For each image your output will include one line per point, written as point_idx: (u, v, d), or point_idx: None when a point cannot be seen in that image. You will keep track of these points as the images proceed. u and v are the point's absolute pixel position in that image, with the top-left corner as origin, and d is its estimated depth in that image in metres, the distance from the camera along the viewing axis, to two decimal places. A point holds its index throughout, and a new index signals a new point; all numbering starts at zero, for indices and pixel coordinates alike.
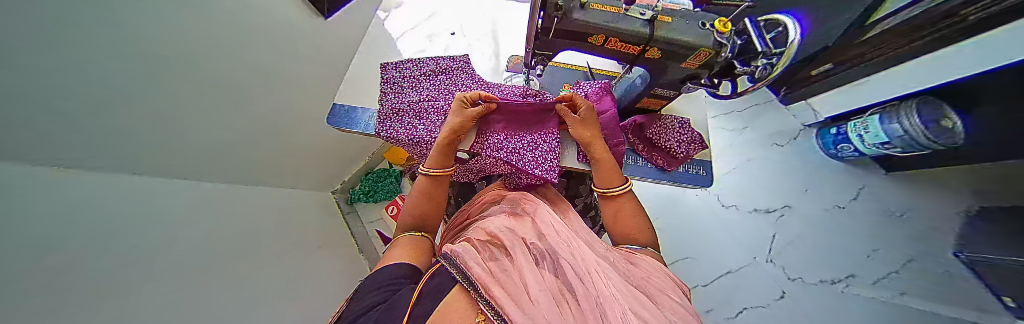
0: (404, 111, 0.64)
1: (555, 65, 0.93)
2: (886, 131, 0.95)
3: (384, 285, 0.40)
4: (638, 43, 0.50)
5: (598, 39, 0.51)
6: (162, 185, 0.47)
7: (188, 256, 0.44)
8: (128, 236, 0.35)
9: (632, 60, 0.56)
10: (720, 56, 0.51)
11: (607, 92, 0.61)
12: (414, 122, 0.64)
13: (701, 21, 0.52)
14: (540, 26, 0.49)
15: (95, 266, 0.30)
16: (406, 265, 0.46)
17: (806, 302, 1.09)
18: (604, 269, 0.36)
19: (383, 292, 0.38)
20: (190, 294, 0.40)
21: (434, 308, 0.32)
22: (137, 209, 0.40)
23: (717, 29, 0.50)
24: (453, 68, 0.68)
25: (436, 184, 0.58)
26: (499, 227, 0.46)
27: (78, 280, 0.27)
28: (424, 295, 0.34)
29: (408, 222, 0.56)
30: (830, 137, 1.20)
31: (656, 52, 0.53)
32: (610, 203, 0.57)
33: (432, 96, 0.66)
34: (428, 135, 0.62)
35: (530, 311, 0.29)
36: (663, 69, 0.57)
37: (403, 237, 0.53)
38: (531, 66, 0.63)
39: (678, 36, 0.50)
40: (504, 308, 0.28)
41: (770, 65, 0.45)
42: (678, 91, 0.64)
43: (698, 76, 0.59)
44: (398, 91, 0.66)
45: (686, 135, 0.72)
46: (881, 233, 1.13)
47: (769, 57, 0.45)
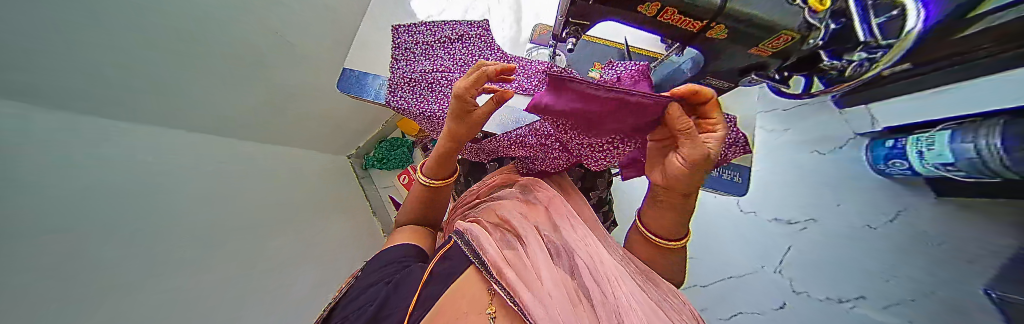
0: (416, 81, 0.60)
1: (589, 39, 0.85)
2: (954, 149, 0.79)
3: (393, 263, 0.41)
4: (702, 17, 0.43)
5: (651, 9, 0.43)
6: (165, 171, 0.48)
7: (190, 247, 0.47)
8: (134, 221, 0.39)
9: (690, 38, 0.49)
10: (807, 42, 0.44)
11: (645, 76, 0.53)
12: (425, 94, 0.60)
13: None
14: None
15: (100, 254, 0.34)
16: (413, 246, 0.46)
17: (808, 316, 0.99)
18: (621, 276, 0.35)
19: (392, 269, 0.39)
20: (184, 292, 0.42)
21: (444, 292, 0.31)
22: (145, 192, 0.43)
23: (812, 5, 0.40)
24: (470, 36, 0.62)
25: (436, 193, 0.54)
26: (514, 212, 0.45)
27: (84, 267, 0.31)
28: (434, 276, 0.33)
29: (408, 213, 0.55)
30: (883, 150, 1.03)
31: (722, 31, 0.45)
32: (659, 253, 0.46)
33: (445, 67, 0.61)
34: (439, 109, 0.59)
35: (547, 301, 0.27)
36: (720, 52, 0.51)
37: (402, 228, 0.54)
38: (563, 38, 0.57)
39: (757, 11, 0.42)
40: (519, 292, 0.27)
41: (868, 60, 0.40)
42: (735, 82, 0.62)
43: (766, 65, 0.53)
44: (410, 58, 0.61)
45: None
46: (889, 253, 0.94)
47: (873, 49, 0.38)
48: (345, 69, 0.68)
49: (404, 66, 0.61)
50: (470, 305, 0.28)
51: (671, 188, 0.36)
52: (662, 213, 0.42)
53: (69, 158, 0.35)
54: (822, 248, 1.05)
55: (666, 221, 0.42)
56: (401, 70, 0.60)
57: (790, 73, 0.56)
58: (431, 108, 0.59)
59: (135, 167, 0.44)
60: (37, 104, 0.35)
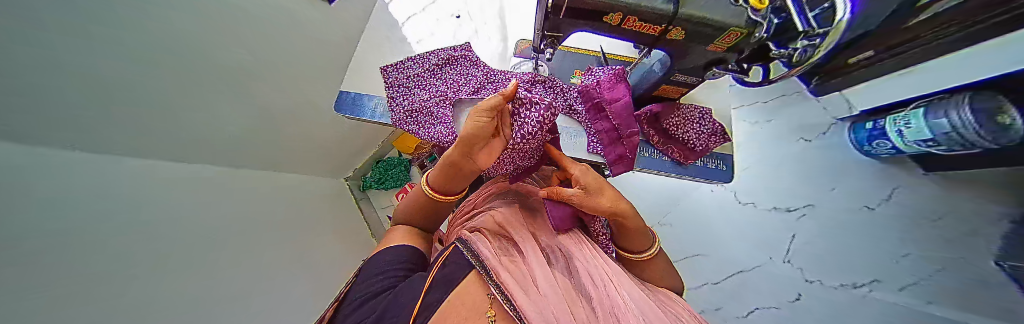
0: (415, 111, 0.64)
1: (565, 49, 0.89)
2: (930, 126, 0.82)
3: (387, 272, 0.41)
4: (660, 22, 0.47)
5: (615, 18, 0.47)
6: (169, 196, 0.48)
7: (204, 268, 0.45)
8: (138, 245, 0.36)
9: (653, 41, 0.53)
10: (754, 36, 0.47)
11: (622, 79, 0.56)
12: (425, 120, 0.63)
13: None
14: (551, 3, 0.45)
15: (121, 280, 0.32)
16: (409, 247, 0.47)
17: (818, 307, 1.02)
18: (617, 276, 0.38)
19: (385, 282, 0.39)
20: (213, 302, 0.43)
21: (445, 297, 0.32)
22: (158, 221, 0.42)
23: (751, 5, 0.42)
24: (457, 58, 0.66)
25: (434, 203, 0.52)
26: (510, 220, 0.47)
27: (115, 291, 0.30)
28: (435, 281, 0.34)
29: (401, 214, 0.55)
30: (864, 132, 1.08)
31: (679, 33, 0.49)
32: (645, 265, 0.49)
33: (439, 90, 0.64)
34: (440, 130, 0.61)
35: (541, 301, 0.30)
36: (686, 52, 0.55)
37: (395, 229, 0.53)
38: (542, 50, 0.60)
39: (707, 14, 0.45)
40: (514, 297, 0.29)
41: (811, 47, 0.42)
42: (701, 77, 0.63)
43: (724, 60, 0.56)
44: (405, 92, 0.66)
45: (707, 127, 0.68)
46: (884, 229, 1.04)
47: (810, 38, 0.41)
48: (342, 91, 0.72)
49: (404, 97, 0.66)
50: (470, 311, 0.30)
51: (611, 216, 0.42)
52: (632, 237, 0.46)
53: (91, 173, 0.38)
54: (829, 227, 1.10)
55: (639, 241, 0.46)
56: (400, 104, 0.65)
57: (749, 64, 0.56)
58: (432, 130, 0.62)
59: (129, 193, 0.41)
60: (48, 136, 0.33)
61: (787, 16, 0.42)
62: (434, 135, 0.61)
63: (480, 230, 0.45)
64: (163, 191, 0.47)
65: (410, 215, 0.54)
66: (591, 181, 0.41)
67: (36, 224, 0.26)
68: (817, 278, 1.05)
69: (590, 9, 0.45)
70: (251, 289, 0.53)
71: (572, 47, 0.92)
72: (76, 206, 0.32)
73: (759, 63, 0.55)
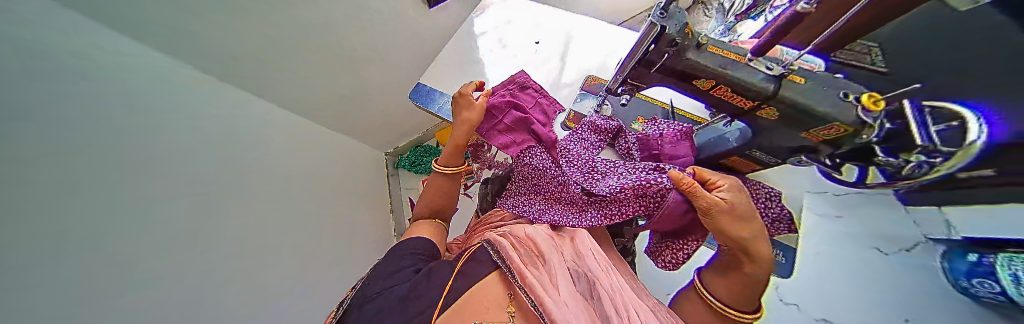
0: (538, 194, 0.65)
1: (641, 97, 0.93)
2: None
3: (407, 255, 0.46)
4: (755, 97, 0.51)
5: (706, 83, 0.53)
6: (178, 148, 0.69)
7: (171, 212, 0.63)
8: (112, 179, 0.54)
9: (742, 111, 0.57)
10: (861, 138, 0.44)
11: (686, 138, 0.57)
12: (551, 213, 0.60)
13: (844, 91, 0.45)
14: (645, 58, 0.53)
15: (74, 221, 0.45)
16: (423, 240, 0.52)
17: None
18: (643, 313, 0.36)
19: (407, 261, 0.44)
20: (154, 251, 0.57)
21: (469, 287, 0.34)
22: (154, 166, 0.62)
23: (864, 104, 0.41)
24: (524, 148, 0.64)
25: (449, 181, 0.68)
26: (538, 232, 0.49)
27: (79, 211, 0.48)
28: (460, 275, 0.37)
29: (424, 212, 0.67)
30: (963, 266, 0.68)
31: (773, 113, 0.52)
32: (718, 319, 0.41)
33: (554, 189, 0.61)
34: (590, 221, 0.53)
35: (566, 311, 0.30)
36: (769, 132, 0.57)
37: (420, 223, 0.64)
38: (617, 92, 0.69)
39: (806, 101, 0.46)
40: (538, 296, 0.30)
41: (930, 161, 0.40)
42: (781, 160, 0.64)
43: (817, 150, 0.54)
44: (515, 197, 0.71)
45: (773, 214, 0.56)
46: None
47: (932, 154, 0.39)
48: None
49: (509, 206, 0.69)
50: (491, 304, 0.32)
51: (737, 246, 0.38)
52: (729, 283, 0.39)
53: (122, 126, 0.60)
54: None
55: (740, 290, 0.38)
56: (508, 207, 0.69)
57: (844, 161, 0.56)
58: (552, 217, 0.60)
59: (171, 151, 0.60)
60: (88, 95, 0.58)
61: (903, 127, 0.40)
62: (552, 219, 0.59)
63: (507, 237, 0.48)
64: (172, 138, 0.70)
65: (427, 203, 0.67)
66: (742, 205, 0.38)
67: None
68: None
69: (682, 69, 0.52)
70: None
71: (645, 95, 0.94)
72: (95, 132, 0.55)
73: (854, 162, 0.55)
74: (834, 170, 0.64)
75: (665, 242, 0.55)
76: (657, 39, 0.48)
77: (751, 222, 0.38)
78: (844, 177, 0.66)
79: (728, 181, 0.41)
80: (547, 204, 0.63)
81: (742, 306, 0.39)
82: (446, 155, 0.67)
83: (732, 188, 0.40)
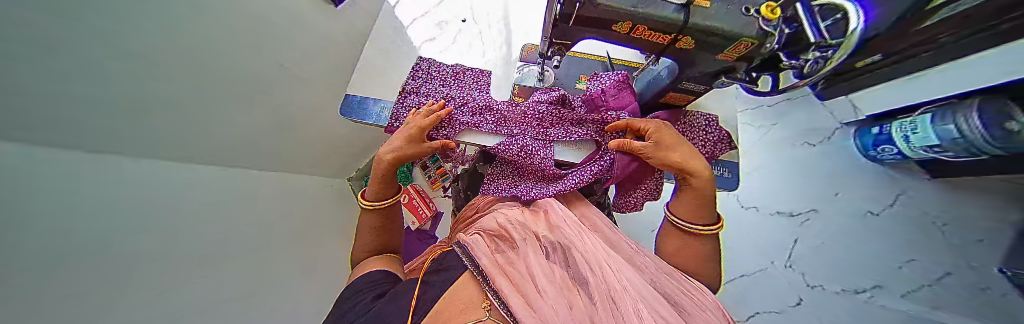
0: (516, 176, 0.64)
1: (573, 55, 0.92)
2: (937, 133, 0.93)
3: (370, 286, 0.43)
4: (670, 31, 0.52)
5: (624, 27, 0.53)
6: (160, 180, 0.56)
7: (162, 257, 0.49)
8: (80, 237, 0.38)
9: (662, 48, 0.58)
10: (766, 46, 0.52)
11: (628, 85, 0.59)
12: (529, 189, 0.61)
13: (745, 6, 0.51)
14: (562, 12, 0.51)
15: (74, 287, 0.35)
16: (381, 271, 0.49)
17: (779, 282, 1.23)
18: (618, 265, 0.39)
19: (373, 290, 0.42)
20: (177, 303, 0.48)
21: (441, 295, 0.35)
22: (137, 205, 0.48)
23: (763, 15, 0.48)
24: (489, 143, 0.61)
25: (382, 218, 0.59)
26: (510, 221, 0.51)
27: (81, 275, 0.37)
28: (433, 283, 0.38)
29: (371, 245, 0.57)
30: (871, 138, 1.18)
31: (689, 42, 0.55)
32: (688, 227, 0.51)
33: (530, 168, 0.61)
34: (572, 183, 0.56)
35: (539, 302, 0.31)
36: (693, 60, 0.60)
37: (368, 261, 0.54)
38: (549, 55, 0.68)
39: (714, 23, 0.50)
40: (507, 297, 0.31)
41: (822, 59, 0.49)
42: (708, 85, 0.67)
43: (736, 68, 0.61)
44: (491, 181, 0.68)
45: (714, 134, 0.62)
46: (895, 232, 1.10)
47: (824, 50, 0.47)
48: (348, 95, 0.73)
49: (489, 191, 0.66)
50: (467, 304, 0.33)
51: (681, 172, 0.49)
52: (688, 200, 0.51)
53: (77, 151, 0.43)
54: (843, 225, 1.18)
55: (694, 209, 0.50)
56: (491, 192, 0.65)
57: (761, 74, 0.65)
58: (529, 192, 0.60)
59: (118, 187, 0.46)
60: (56, 135, 0.39)
61: (799, 27, 0.48)
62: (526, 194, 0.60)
63: (482, 233, 0.49)
64: (152, 170, 0.55)
65: (371, 242, 0.57)
66: (664, 138, 0.50)
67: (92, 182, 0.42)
68: (819, 284, 1.14)
69: (598, 17, 0.50)
70: (225, 310, 0.57)
71: (580, 53, 0.94)
72: (76, 180, 0.41)
73: (770, 72, 0.64)
74: (754, 84, 0.68)
75: (637, 192, 0.63)
76: None
77: (674, 149, 0.49)
78: (761, 88, 0.73)
79: (645, 121, 0.52)
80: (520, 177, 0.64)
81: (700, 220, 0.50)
82: (371, 189, 0.58)
83: (654, 125, 0.52)
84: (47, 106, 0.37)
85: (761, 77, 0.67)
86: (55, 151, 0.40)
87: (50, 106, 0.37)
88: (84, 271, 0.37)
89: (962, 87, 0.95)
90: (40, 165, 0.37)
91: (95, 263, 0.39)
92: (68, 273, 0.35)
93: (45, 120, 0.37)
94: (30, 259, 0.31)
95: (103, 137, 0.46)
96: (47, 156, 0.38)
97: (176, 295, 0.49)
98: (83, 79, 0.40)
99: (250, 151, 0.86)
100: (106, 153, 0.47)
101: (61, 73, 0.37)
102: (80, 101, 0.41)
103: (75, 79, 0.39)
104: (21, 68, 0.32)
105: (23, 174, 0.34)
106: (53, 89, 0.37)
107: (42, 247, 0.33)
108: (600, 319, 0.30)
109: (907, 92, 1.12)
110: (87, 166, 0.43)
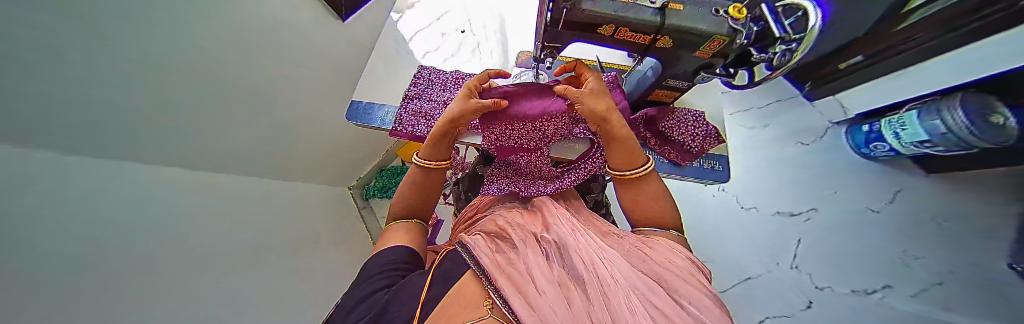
0: (515, 175, 0.66)
1: (564, 60, 0.97)
2: (926, 127, 0.96)
3: (385, 270, 0.44)
4: (649, 32, 0.56)
5: (608, 29, 0.57)
6: (135, 180, 0.55)
7: (138, 258, 0.48)
8: (49, 235, 0.38)
9: (644, 49, 0.62)
10: (736, 42, 0.57)
11: (617, 86, 0.63)
12: (531, 185, 0.63)
13: (715, 7, 0.56)
14: (551, 18, 0.55)
15: (41, 283, 0.34)
16: (405, 248, 0.50)
17: (784, 281, 1.27)
18: (613, 261, 0.40)
19: (386, 275, 0.43)
20: (154, 304, 0.47)
21: (445, 292, 0.36)
22: (103, 204, 0.47)
23: (732, 15, 0.55)
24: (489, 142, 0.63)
25: (430, 175, 0.61)
26: (509, 223, 0.52)
27: (50, 270, 0.36)
28: (435, 280, 0.38)
29: (400, 212, 0.59)
30: (863, 136, 1.22)
31: (667, 41, 0.58)
32: (634, 187, 0.56)
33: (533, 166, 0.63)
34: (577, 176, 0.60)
35: (538, 301, 0.32)
36: (677, 58, 0.63)
37: (396, 224, 0.57)
38: (542, 59, 0.71)
39: (689, 24, 0.55)
40: (509, 295, 0.32)
41: (789, 50, 0.55)
42: (691, 82, 0.71)
43: (713, 65, 0.65)
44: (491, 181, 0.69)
45: (701, 129, 0.66)
46: (879, 227, 1.08)
47: (788, 42, 0.54)
48: (354, 101, 0.77)
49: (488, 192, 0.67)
50: (469, 301, 0.34)
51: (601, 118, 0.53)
52: (618, 154, 0.54)
53: (46, 149, 0.43)
54: (838, 224, 1.20)
55: (626, 159, 0.54)
56: (489, 192, 0.67)
57: (737, 69, 0.69)
58: (528, 189, 0.63)
59: (80, 183, 0.46)
60: (23, 131, 0.40)
61: (766, 24, 0.56)
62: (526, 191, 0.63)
63: (481, 233, 0.50)
64: (127, 170, 0.55)
65: (400, 212, 0.59)
66: (597, 90, 0.54)
67: (64, 179, 0.43)
68: (827, 285, 1.14)
69: (584, 20, 0.55)
70: (209, 314, 0.55)
71: (570, 58, 0.99)
72: (38, 181, 0.40)
73: (744, 67, 0.67)
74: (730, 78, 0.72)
75: None
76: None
77: (604, 100, 0.54)
78: (736, 82, 0.76)
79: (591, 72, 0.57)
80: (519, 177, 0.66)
81: (617, 165, 0.55)
82: (427, 148, 0.60)
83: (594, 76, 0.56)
84: (15, 101, 0.37)
85: (738, 72, 0.70)
86: (22, 150, 0.39)
87: (18, 101, 0.37)
88: (56, 268, 0.37)
89: (927, 89, 1.03)
90: (6, 158, 0.36)
91: (68, 258, 0.39)
92: (65, 270, 0.38)
93: (67, 126, 0.45)
94: (23, 250, 0.34)
95: (66, 136, 0.45)
96: (11, 151, 0.38)
97: (154, 295, 0.47)
98: (101, 85, 0.48)
99: (240, 159, 0.87)
100: (70, 148, 0.47)
101: (28, 70, 0.37)
102: (48, 99, 0.41)
103: (35, 77, 0.39)
104: (41, 71, 0.39)
105: None
106: (21, 84, 0.37)
107: (15, 230, 0.34)
108: (599, 317, 0.30)
109: (881, 92, 1.22)
110: (59, 166, 0.44)
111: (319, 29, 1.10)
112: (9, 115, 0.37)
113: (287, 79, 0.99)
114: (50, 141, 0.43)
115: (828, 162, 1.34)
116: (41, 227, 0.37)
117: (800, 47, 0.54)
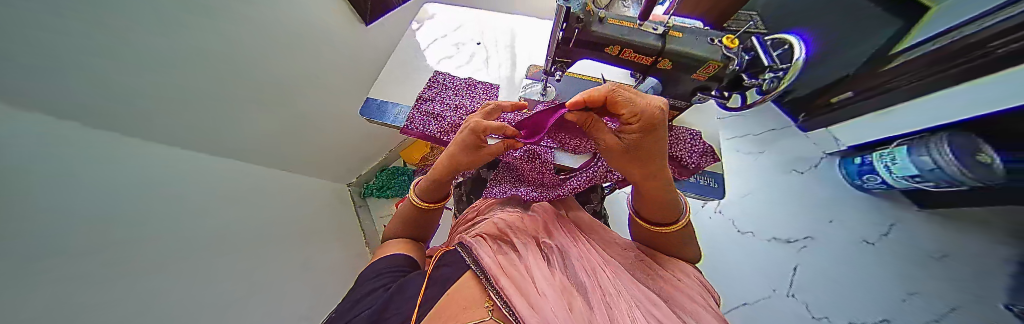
0: (518, 180, 0.68)
1: (571, 75, 1.02)
2: (914, 161, 1.13)
3: (385, 273, 0.45)
4: (650, 54, 0.60)
5: (614, 49, 0.61)
6: (164, 166, 0.57)
7: (162, 241, 0.50)
8: (83, 210, 0.39)
9: (645, 69, 0.66)
10: (728, 68, 0.62)
11: None
12: (532, 190, 0.65)
13: (711, 37, 0.62)
14: (562, 36, 0.60)
15: (74, 254, 0.36)
16: (403, 256, 0.52)
17: (781, 308, 1.25)
18: (615, 274, 0.41)
19: (385, 277, 0.44)
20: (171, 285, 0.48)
21: (442, 294, 0.36)
22: (134, 186, 0.49)
23: (726, 44, 0.60)
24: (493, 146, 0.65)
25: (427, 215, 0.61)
26: (511, 226, 0.53)
27: (83, 245, 0.38)
28: (433, 281, 0.39)
29: (397, 232, 0.61)
30: (855, 167, 1.42)
31: (667, 63, 0.62)
32: (670, 236, 0.54)
33: (535, 173, 0.64)
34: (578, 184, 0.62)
35: (540, 303, 0.33)
36: (676, 80, 0.67)
37: (389, 243, 0.58)
38: (552, 73, 0.73)
39: (686, 49, 0.60)
40: (510, 299, 0.32)
41: (777, 78, 0.61)
42: (688, 101, 0.74)
43: (709, 87, 0.68)
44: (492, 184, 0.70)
45: (698, 146, 0.69)
46: (881, 262, 1.31)
47: (776, 71, 0.60)
48: (368, 99, 0.81)
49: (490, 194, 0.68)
50: (469, 303, 0.34)
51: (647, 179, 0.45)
52: (651, 205, 0.49)
53: (94, 125, 0.46)
54: (836, 253, 1.34)
55: (662, 211, 0.50)
56: (490, 195, 0.68)
57: (732, 94, 0.72)
58: (529, 193, 0.64)
59: (118, 163, 0.48)
60: (70, 111, 0.42)
61: (756, 54, 0.61)
62: (527, 195, 0.64)
63: (483, 234, 0.51)
64: (157, 156, 0.57)
65: (399, 231, 0.62)
66: (651, 148, 0.40)
67: (107, 155, 0.46)
68: (825, 316, 1.21)
69: (592, 40, 0.59)
70: (218, 299, 0.56)
71: (576, 74, 1.04)
72: (81, 158, 0.42)
73: (738, 91, 0.70)
74: (725, 101, 0.75)
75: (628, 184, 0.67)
76: (566, 18, 0.56)
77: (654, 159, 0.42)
78: (729, 105, 0.81)
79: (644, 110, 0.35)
80: (520, 182, 0.67)
81: (658, 219, 0.51)
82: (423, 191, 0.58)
83: (645, 121, 0.36)
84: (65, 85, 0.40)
85: (732, 95, 0.72)
86: (72, 130, 0.42)
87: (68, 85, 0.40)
88: (89, 242, 0.38)
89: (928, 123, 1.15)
90: (52, 135, 0.39)
91: (99, 233, 0.40)
92: (96, 246, 0.39)
93: (107, 110, 0.47)
94: (61, 223, 0.35)
95: (119, 115, 0.49)
96: (61, 129, 0.40)
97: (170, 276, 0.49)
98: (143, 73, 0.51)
99: (252, 149, 0.89)
100: (123, 131, 0.51)
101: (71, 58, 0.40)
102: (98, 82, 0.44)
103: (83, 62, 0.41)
104: (88, 57, 0.42)
105: (33, 144, 0.35)
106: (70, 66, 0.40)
107: (55, 204, 0.36)
108: (599, 320, 0.31)
109: (876, 125, 1.35)
110: (106, 145, 0.47)
111: (341, 31, 1.15)
112: (49, 97, 0.38)
113: (304, 77, 1.03)
114: (99, 121, 0.46)
115: (829, 196, 1.49)
116: (80, 202, 0.39)
117: (786, 75, 0.60)
